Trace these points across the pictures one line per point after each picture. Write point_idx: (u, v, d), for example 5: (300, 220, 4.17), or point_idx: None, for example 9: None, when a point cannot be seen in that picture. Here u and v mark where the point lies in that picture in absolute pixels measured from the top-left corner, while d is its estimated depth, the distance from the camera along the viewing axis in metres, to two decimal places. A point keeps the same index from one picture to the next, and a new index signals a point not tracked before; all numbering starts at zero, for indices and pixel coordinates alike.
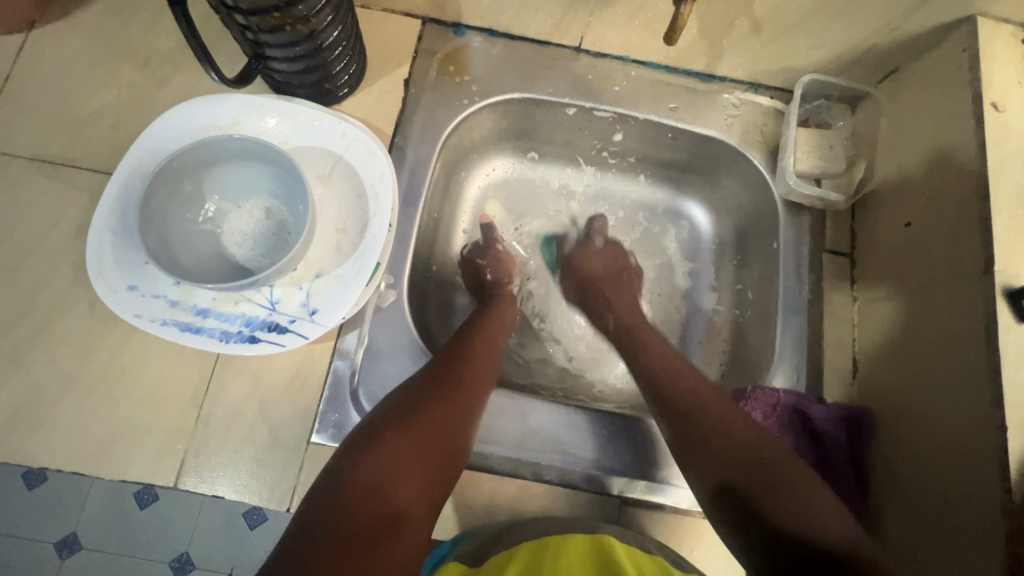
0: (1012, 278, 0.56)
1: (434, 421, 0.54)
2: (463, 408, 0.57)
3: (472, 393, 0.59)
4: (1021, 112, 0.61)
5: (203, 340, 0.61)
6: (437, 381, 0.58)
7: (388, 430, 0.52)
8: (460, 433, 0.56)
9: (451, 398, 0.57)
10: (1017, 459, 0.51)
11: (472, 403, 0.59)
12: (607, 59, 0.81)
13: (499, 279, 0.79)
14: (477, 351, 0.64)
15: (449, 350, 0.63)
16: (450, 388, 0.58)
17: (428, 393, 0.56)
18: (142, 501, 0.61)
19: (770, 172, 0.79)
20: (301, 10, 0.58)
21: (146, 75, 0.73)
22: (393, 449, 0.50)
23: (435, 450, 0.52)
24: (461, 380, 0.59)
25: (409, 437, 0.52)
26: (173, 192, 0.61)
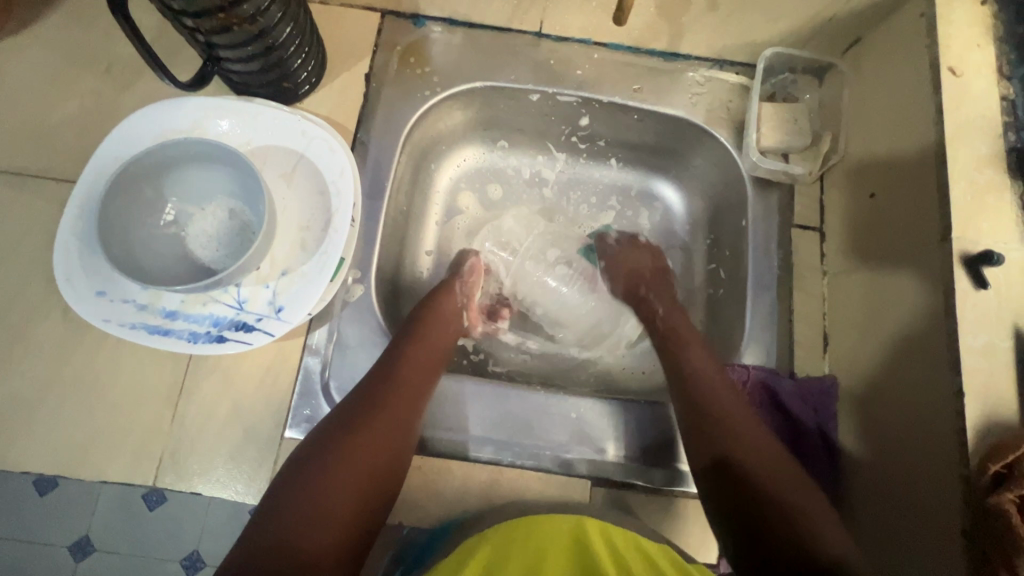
0: (969, 244, 0.56)
1: (366, 443, 0.52)
2: (396, 424, 0.56)
3: (406, 408, 0.57)
4: (979, 75, 0.60)
5: (172, 341, 0.62)
6: (368, 400, 0.56)
7: (319, 460, 0.50)
8: (395, 450, 0.54)
9: (383, 416, 0.55)
10: (974, 425, 0.51)
11: (408, 414, 0.57)
12: (569, 43, 0.81)
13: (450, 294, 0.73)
14: (410, 358, 0.62)
15: (377, 370, 0.60)
16: (380, 405, 0.56)
17: (359, 414, 0.55)
18: (150, 504, 0.62)
19: (736, 149, 0.79)
20: (246, 9, 0.58)
21: (108, 82, 0.74)
22: (323, 482, 0.49)
23: (369, 474, 0.51)
24: (392, 396, 0.57)
25: (339, 466, 0.50)
26: (133, 197, 0.61)
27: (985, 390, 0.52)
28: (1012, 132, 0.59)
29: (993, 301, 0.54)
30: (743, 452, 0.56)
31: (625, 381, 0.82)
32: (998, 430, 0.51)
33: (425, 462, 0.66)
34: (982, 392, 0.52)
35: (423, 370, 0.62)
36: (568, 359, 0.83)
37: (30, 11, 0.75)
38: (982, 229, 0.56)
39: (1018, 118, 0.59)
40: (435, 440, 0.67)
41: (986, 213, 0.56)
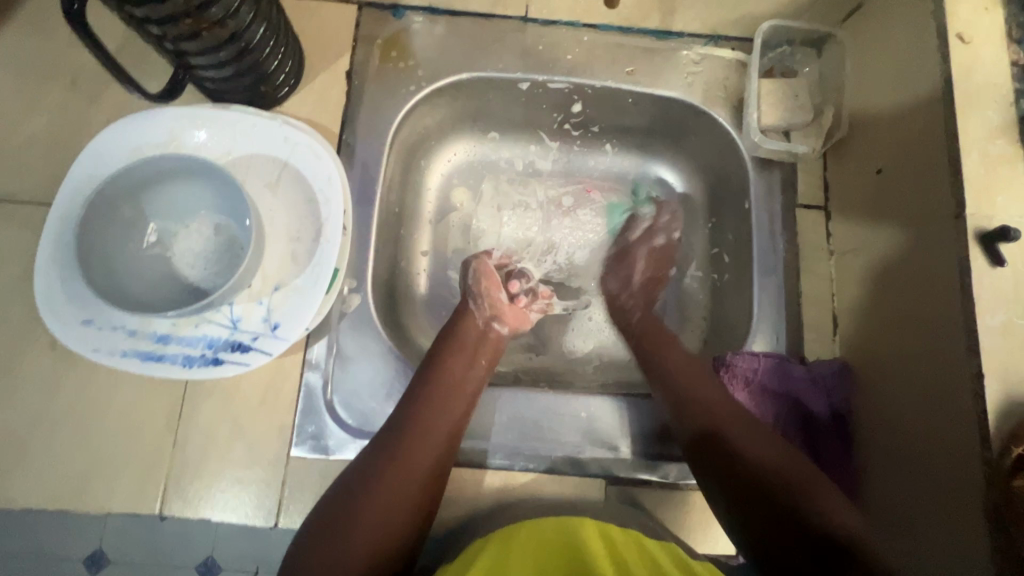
0: (984, 219, 0.54)
1: (410, 466, 0.53)
2: (439, 443, 0.56)
3: (448, 427, 0.58)
4: (988, 40, 0.58)
5: (167, 367, 0.60)
6: (410, 419, 0.56)
7: (365, 486, 0.52)
8: (438, 469, 0.55)
9: (426, 436, 0.56)
10: (994, 407, 0.50)
11: (451, 431, 0.58)
12: (556, 26, 0.77)
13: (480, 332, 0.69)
14: (451, 371, 0.62)
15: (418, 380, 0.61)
16: (423, 425, 0.56)
17: (403, 436, 0.55)
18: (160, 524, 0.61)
19: (735, 128, 0.76)
20: (215, 12, 0.54)
21: (76, 95, 0.70)
22: (370, 507, 0.51)
23: (414, 495, 0.53)
24: (433, 414, 0.57)
25: (385, 490, 0.52)
26: (113, 220, 0.58)
27: (1005, 370, 0.50)
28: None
29: (1010, 278, 0.52)
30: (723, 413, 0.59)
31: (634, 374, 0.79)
32: (1019, 411, 0.50)
33: None
34: (1003, 372, 0.50)
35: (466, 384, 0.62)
36: (574, 354, 0.81)
37: None
38: (996, 203, 0.54)
39: None
40: None
41: (1000, 186, 0.54)
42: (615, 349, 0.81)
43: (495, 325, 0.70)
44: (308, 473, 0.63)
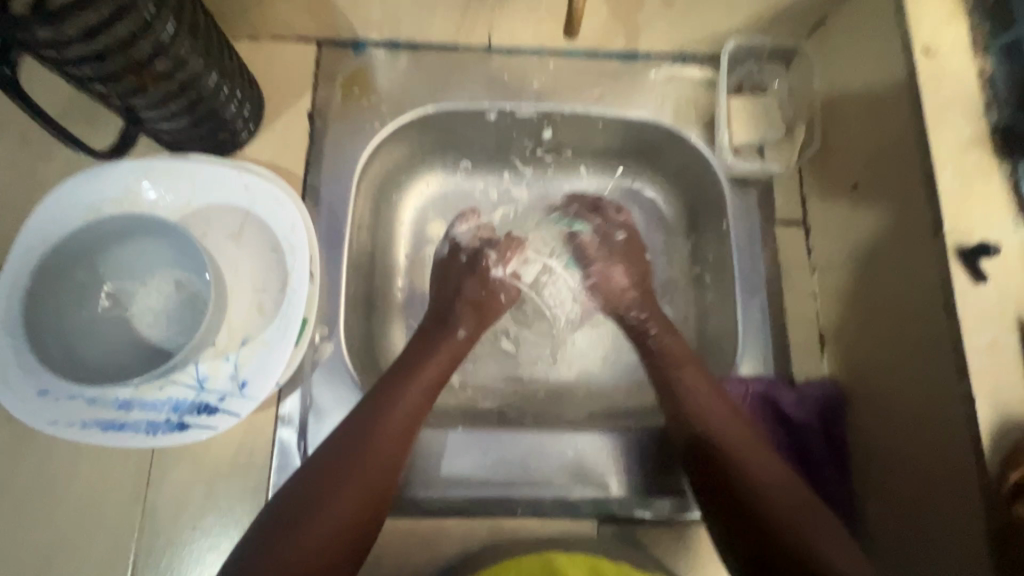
0: (964, 235, 0.53)
1: (341, 495, 0.53)
2: (378, 473, 0.55)
3: (384, 464, 0.56)
4: (954, 52, 0.57)
5: (130, 436, 0.57)
6: (350, 446, 0.55)
7: (295, 511, 0.51)
8: (371, 501, 0.54)
9: (380, 441, 0.56)
10: (989, 431, 0.48)
11: (393, 460, 0.57)
12: (522, 54, 0.76)
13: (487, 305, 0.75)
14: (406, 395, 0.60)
15: (386, 381, 0.62)
16: (362, 454, 0.55)
17: (335, 464, 0.54)
18: None
19: (708, 147, 0.75)
20: (160, 64, 0.53)
21: (27, 153, 0.67)
22: (291, 538, 0.50)
23: (347, 526, 0.52)
24: (378, 439, 0.56)
25: (316, 518, 0.51)
26: (64, 286, 0.56)
27: (996, 391, 0.49)
28: (994, 109, 0.56)
29: (995, 295, 0.51)
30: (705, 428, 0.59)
31: (624, 402, 0.78)
32: (1014, 433, 0.48)
33: (420, 525, 0.63)
34: (995, 394, 0.49)
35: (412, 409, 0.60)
36: (560, 385, 0.79)
37: None
38: (974, 218, 0.53)
39: (998, 94, 0.56)
40: (427, 498, 0.63)
41: (976, 199, 0.53)
42: (603, 377, 0.79)
43: (461, 334, 0.70)
44: None
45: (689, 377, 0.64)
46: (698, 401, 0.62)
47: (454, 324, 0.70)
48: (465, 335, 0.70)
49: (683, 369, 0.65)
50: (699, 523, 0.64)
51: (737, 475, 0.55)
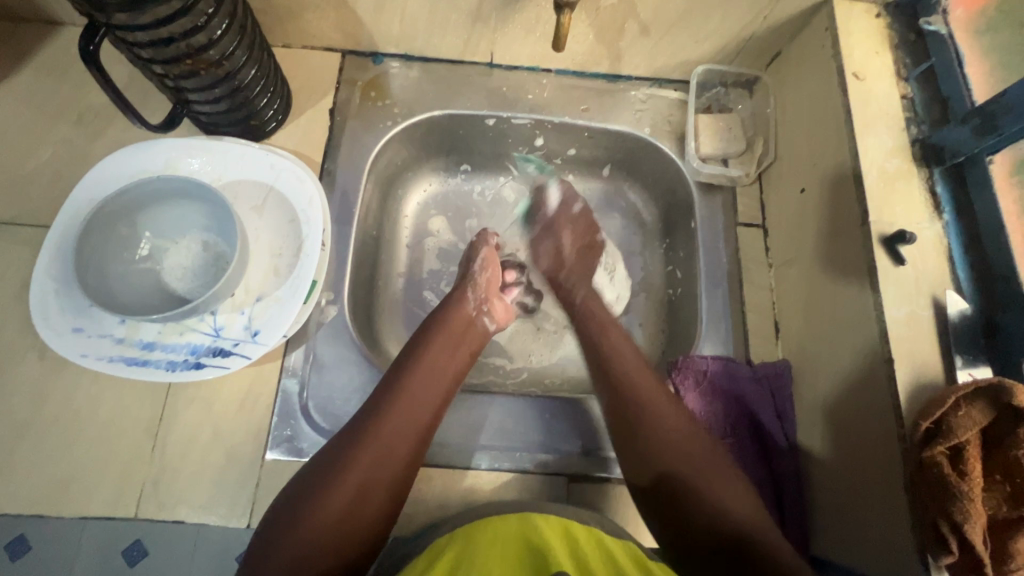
0: (886, 226, 0.62)
1: (345, 484, 0.52)
2: (378, 467, 0.54)
3: (393, 445, 0.56)
4: (879, 79, 0.68)
5: (151, 371, 0.63)
6: (359, 430, 0.56)
7: (308, 496, 0.52)
8: (384, 483, 0.54)
9: (393, 424, 0.57)
10: (905, 388, 0.56)
11: (403, 443, 0.56)
12: (519, 71, 0.87)
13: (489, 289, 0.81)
14: (414, 381, 0.61)
15: (396, 369, 0.62)
16: (366, 444, 0.55)
17: (346, 450, 0.54)
18: (132, 558, 0.61)
19: (679, 157, 0.85)
20: (212, 54, 0.63)
21: (82, 130, 0.77)
22: (306, 518, 0.50)
23: (355, 514, 0.52)
24: (388, 421, 0.57)
25: (332, 493, 0.52)
26: (108, 235, 0.64)
27: (912, 355, 0.57)
28: (914, 125, 0.66)
29: (911, 275, 0.60)
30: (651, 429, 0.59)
31: None
32: (927, 391, 0.56)
33: None
34: (911, 357, 0.57)
35: (414, 403, 0.59)
36: (542, 366, 0.86)
37: (3, 70, 0.77)
38: (895, 212, 0.62)
39: (917, 113, 0.67)
40: None
41: (897, 198, 0.63)
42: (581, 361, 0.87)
43: (472, 296, 0.74)
44: (282, 475, 0.65)
45: (641, 378, 0.64)
46: (666, 433, 0.59)
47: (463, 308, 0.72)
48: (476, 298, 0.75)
49: (644, 380, 0.63)
50: None
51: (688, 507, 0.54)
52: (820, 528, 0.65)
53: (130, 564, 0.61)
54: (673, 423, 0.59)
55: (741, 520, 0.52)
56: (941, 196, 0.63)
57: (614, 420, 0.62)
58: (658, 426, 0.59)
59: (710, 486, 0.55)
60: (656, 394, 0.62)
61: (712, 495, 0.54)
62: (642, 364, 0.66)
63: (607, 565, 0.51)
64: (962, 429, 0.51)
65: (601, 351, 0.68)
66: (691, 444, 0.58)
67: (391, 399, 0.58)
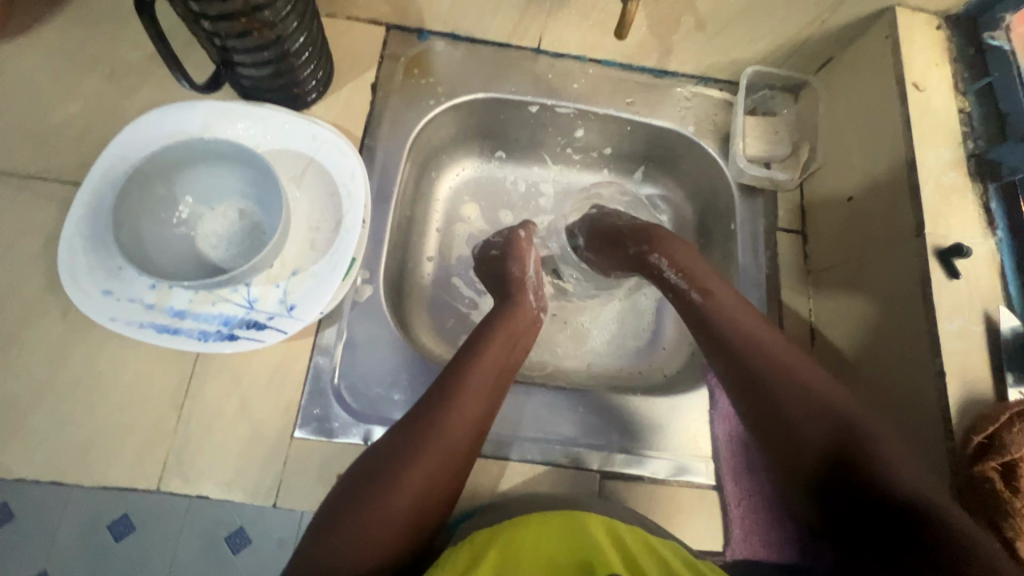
0: (941, 239, 0.61)
1: (400, 491, 0.52)
2: (433, 475, 0.54)
3: (456, 439, 0.56)
4: (938, 91, 0.67)
5: (182, 340, 0.61)
6: (422, 423, 0.56)
7: (375, 483, 0.53)
8: (445, 474, 0.55)
9: (453, 420, 0.57)
10: (956, 402, 0.55)
11: (465, 437, 0.57)
12: (565, 59, 0.86)
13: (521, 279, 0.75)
14: (474, 377, 0.60)
15: (455, 363, 0.62)
16: (427, 444, 0.55)
17: (409, 440, 0.55)
18: (117, 533, 0.59)
19: (722, 158, 0.84)
20: (267, 15, 0.60)
21: (114, 85, 0.74)
22: (371, 505, 0.52)
23: (422, 500, 0.53)
24: (451, 416, 0.57)
25: (397, 484, 0.53)
26: (147, 197, 0.62)
27: (963, 370, 0.56)
28: (970, 140, 0.66)
29: (964, 289, 0.59)
30: (797, 392, 0.55)
31: (626, 380, 0.83)
32: (977, 406, 0.55)
33: None
34: (962, 371, 0.56)
35: (473, 410, 0.58)
36: (568, 359, 0.85)
37: (34, 17, 0.74)
38: (950, 225, 0.62)
39: (974, 128, 0.66)
40: None
41: (953, 211, 0.63)
42: (609, 357, 0.85)
43: (517, 267, 0.75)
44: (310, 454, 0.63)
45: (751, 326, 0.60)
46: (805, 383, 0.55)
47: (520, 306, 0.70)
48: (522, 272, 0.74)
49: (746, 321, 0.60)
50: (692, 487, 0.69)
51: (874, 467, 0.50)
52: None
53: (114, 539, 0.59)
54: (815, 383, 0.56)
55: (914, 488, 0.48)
56: (995, 212, 0.63)
57: (738, 377, 0.58)
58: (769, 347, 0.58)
59: (886, 448, 0.51)
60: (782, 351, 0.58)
61: (805, 396, 0.55)
62: (752, 312, 0.61)
63: (657, 565, 0.52)
64: (1016, 446, 0.51)
65: (697, 278, 0.65)
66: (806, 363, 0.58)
67: (446, 408, 0.57)
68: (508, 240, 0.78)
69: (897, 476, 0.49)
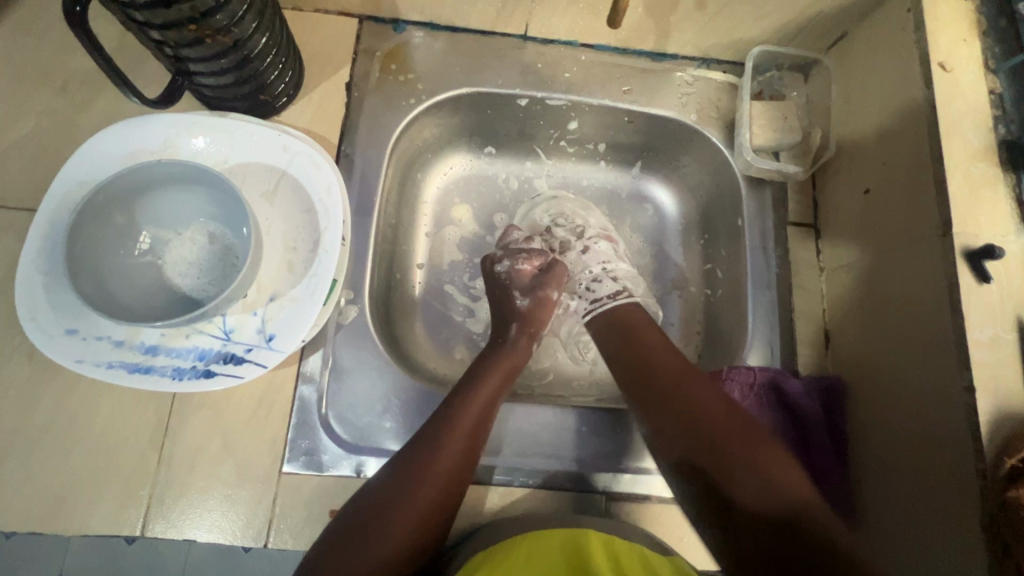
0: (970, 238, 0.56)
1: (393, 530, 0.49)
2: (430, 508, 0.51)
3: (447, 484, 0.52)
4: (967, 70, 0.61)
5: (155, 379, 0.57)
6: (412, 466, 0.52)
7: (359, 533, 0.48)
8: (433, 521, 0.51)
9: (443, 462, 0.53)
10: (986, 419, 0.51)
11: (454, 482, 0.53)
12: (555, 45, 0.79)
13: (524, 322, 0.70)
14: (466, 415, 0.57)
15: (445, 402, 0.58)
16: (417, 489, 0.51)
17: (397, 486, 0.51)
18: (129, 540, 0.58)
19: (728, 148, 0.78)
20: (220, 19, 0.54)
21: (65, 99, 0.68)
22: (354, 560, 0.47)
23: (408, 552, 0.49)
24: (442, 458, 0.53)
25: (383, 535, 0.48)
26: (104, 227, 0.57)
27: (994, 383, 0.52)
28: (1002, 125, 0.60)
29: (996, 294, 0.55)
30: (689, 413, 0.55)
31: None
32: (1009, 422, 0.52)
33: None
34: (993, 385, 0.52)
35: (464, 451, 0.55)
36: (570, 366, 0.81)
37: None
38: (980, 223, 0.57)
39: (1006, 111, 0.60)
40: None
41: (982, 207, 0.57)
42: None
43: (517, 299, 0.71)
44: (300, 490, 0.60)
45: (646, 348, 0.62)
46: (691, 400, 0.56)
47: (512, 349, 0.67)
48: (525, 309, 0.70)
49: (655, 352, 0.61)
50: None
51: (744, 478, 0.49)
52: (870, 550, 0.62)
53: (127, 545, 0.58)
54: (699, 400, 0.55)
55: (795, 495, 0.48)
56: None
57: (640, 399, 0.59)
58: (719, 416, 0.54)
59: (763, 460, 0.50)
60: (683, 374, 0.58)
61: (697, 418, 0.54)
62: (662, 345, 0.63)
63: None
64: None
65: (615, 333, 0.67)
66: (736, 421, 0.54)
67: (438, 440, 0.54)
68: (519, 276, 0.73)
69: (768, 480, 0.49)
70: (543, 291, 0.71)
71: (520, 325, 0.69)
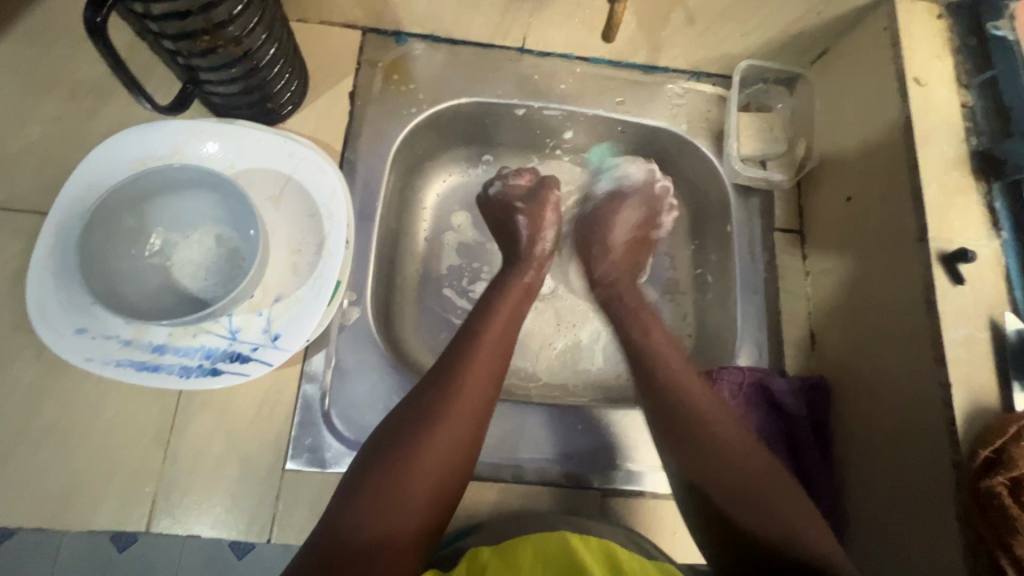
0: (945, 243, 0.59)
1: (422, 466, 0.50)
2: (453, 447, 0.52)
3: (471, 417, 0.54)
4: (940, 85, 0.65)
5: (163, 377, 0.59)
6: (434, 402, 0.53)
7: (388, 466, 0.50)
8: (461, 455, 0.52)
9: (464, 397, 0.54)
10: (961, 414, 0.54)
11: (476, 416, 0.54)
12: (552, 57, 0.82)
13: (534, 223, 0.76)
14: (481, 350, 0.58)
15: (455, 340, 0.60)
16: (440, 423, 0.52)
17: (420, 420, 0.52)
18: (121, 545, 0.59)
19: (717, 157, 0.81)
20: (231, 31, 0.56)
21: (75, 106, 0.70)
22: (386, 496, 0.48)
23: (438, 486, 0.50)
24: (464, 393, 0.54)
25: (413, 469, 0.50)
26: (115, 228, 0.59)
27: (969, 379, 0.55)
28: (974, 137, 0.63)
29: (969, 295, 0.58)
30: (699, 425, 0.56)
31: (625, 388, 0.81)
32: (983, 417, 0.54)
33: None
34: (967, 381, 0.55)
35: (485, 385, 0.56)
36: (565, 368, 0.82)
37: None
38: (953, 229, 0.60)
39: (978, 123, 0.63)
40: None
41: (956, 213, 0.60)
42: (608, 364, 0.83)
43: (523, 220, 0.77)
44: (302, 487, 0.62)
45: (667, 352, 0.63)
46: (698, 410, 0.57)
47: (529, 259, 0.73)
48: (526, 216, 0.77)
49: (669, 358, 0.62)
50: None
51: (741, 503, 0.51)
52: (855, 544, 0.65)
53: (117, 550, 0.58)
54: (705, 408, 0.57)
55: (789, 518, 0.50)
56: (999, 212, 0.61)
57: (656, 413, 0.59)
58: (735, 473, 0.52)
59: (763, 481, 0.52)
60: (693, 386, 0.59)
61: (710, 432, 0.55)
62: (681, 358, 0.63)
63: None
64: None
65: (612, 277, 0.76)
66: (759, 461, 0.54)
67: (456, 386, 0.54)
68: (514, 189, 0.80)
69: (765, 504, 0.51)
70: (541, 193, 0.78)
71: (531, 230, 0.76)
